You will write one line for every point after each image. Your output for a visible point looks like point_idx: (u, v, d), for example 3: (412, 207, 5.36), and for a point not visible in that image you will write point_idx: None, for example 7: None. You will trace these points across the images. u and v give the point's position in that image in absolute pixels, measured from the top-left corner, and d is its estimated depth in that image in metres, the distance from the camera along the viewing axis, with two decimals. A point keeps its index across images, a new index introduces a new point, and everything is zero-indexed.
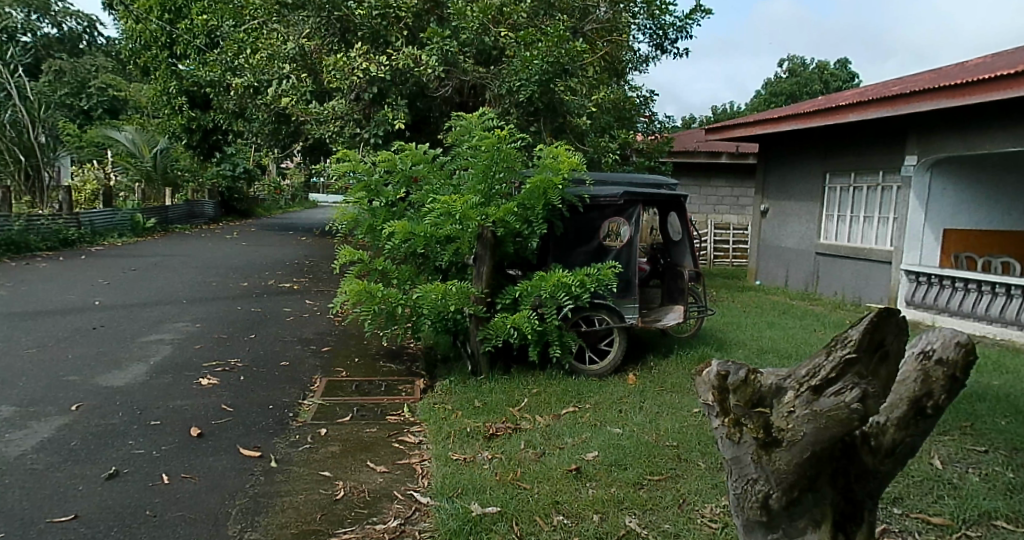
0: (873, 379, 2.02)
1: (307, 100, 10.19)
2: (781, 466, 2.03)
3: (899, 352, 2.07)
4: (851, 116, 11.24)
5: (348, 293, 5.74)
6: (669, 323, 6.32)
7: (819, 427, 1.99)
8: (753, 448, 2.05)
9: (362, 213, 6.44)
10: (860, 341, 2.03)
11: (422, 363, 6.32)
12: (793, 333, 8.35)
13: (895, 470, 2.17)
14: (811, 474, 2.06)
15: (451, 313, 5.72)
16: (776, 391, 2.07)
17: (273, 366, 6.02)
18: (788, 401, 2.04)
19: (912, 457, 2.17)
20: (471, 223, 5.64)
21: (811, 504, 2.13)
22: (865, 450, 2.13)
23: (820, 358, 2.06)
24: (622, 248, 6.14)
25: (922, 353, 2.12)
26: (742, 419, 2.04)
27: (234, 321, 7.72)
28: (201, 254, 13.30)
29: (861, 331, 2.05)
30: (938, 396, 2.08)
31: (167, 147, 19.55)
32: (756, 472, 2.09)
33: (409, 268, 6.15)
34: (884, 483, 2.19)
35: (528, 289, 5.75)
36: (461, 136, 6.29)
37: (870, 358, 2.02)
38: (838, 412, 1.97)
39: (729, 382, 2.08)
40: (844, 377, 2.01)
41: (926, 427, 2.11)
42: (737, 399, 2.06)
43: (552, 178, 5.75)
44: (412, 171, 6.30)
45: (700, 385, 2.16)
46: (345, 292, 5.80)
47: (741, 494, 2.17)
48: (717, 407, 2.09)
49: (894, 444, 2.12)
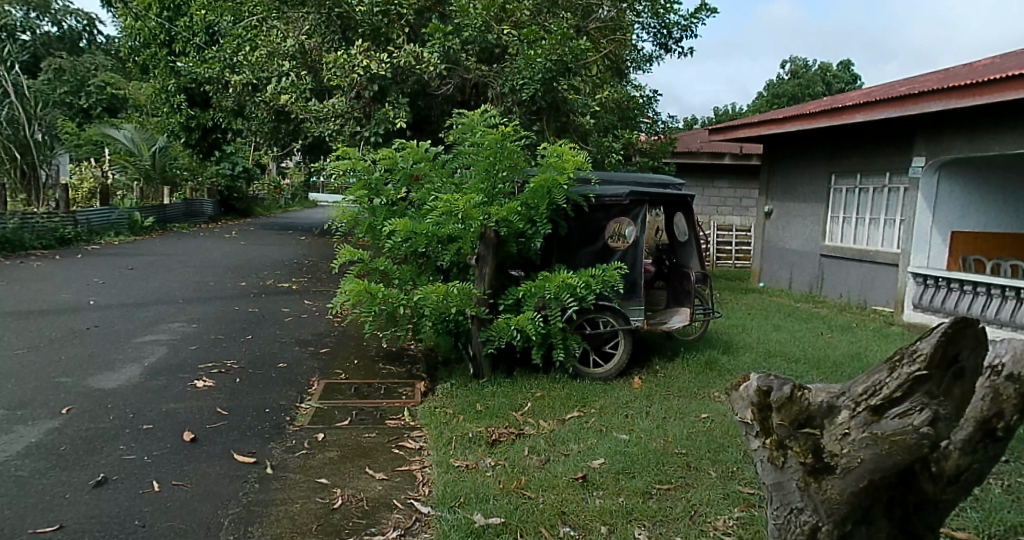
0: (945, 399, 1.90)
1: (306, 98, 10.06)
2: (832, 495, 1.94)
3: (973, 369, 1.96)
4: (857, 116, 11.11)
5: (347, 292, 5.60)
6: (676, 326, 6.18)
7: (880, 453, 1.87)
8: (798, 474, 1.95)
9: (362, 212, 6.30)
10: (931, 356, 1.91)
11: (423, 365, 6.19)
12: (801, 336, 8.21)
13: (957, 499, 2.14)
14: (863, 505, 1.97)
15: (452, 315, 5.59)
16: (828, 412, 1.94)
17: (271, 368, 5.88)
18: (842, 423, 1.91)
19: (970, 477, 2.09)
20: (473, 222, 5.51)
21: (863, 536, 2.05)
22: (926, 477, 2.09)
23: (883, 375, 1.92)
24: (627, 250, 5.97)
25: (992, 369, 2.08)
26: (786, 442, 1.94)
27: (232, 322, 7.59)
28: (199, 254, 13.16)
29: (932, 343, 1.92)
30: (1009, 418, 2.07)
31: (166, 145, 19.41)
32: (802, 502, 2.00)
33: (410, 268, 6.00)
34: (944, 513, 2.15)
35: (531, 290, 5.62)
36: (462, 134, 6.15)
37: (943, 375, 1.90)
38: (903, 436, 1.85)
39: (772, 399, 1.95)
40: (912, 396, 1.87)
41: (993, 452, 2.10)
42: (781, 420, 1.94)
43: (556, 177, 5.60)
44: (413, 169, 6.18)
45: (739, 402, 2.05)
46: (344, 290, 5.67)
47: (783, 524, 2.08)
48: (757, 427, 1.98)
49: (957, 470, 2.10)
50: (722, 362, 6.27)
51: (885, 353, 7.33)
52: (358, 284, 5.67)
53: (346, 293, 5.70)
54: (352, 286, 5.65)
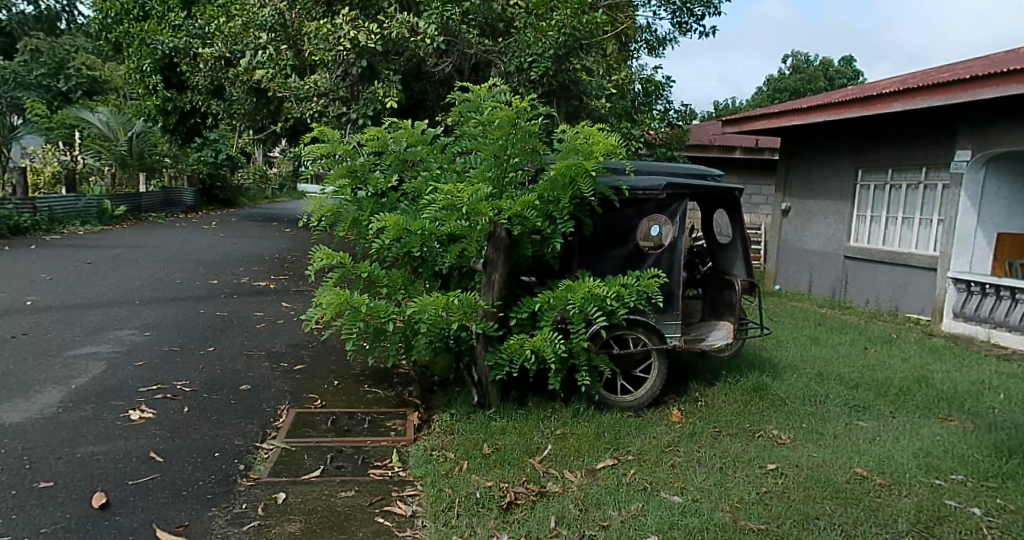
0: None
1: (287, 75, 9.01)
2: None
3: None
4: (895, 106, 10.13)
5: (322, 303, 4.55)
6: (718, 344, 5.23)
7: None
8: None
9: (344, 205, 5.27)
10: None
11: (415, 389, 5.17)
12: (844, 352, 7.22)
13: None
14: None
15: (454, 331, 4.57)
16: None
17: (230, 392, 4.85)
18: None
19: None
20: (480, 218, 4.49)
21: None
22: None
23: None
24: (662, 254, 5.03)
25: None
26: None
27: (193, 328, 6.54)
28: (170, 246, 12.06)
29: None
30: None
31: (145, 130, 18.06)
32: None
33: (402, 273, 4.97)
34: None
35: (550, 303, 4.61)
36: (467, 111, 5.12)
37: None
38: None
39: None
40: None
41: None
42: None
43: (583, 163, 4.55)
44: (406, 153, 5.15)
45: None
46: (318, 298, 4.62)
47: None
48: None
49: None
50: (774, 388, 5.25)
51: (949, 374, 6.34)
52: (338, 292, 4.62)
53: (321, 303, 4.63)
54: (330, 294, 4.61)
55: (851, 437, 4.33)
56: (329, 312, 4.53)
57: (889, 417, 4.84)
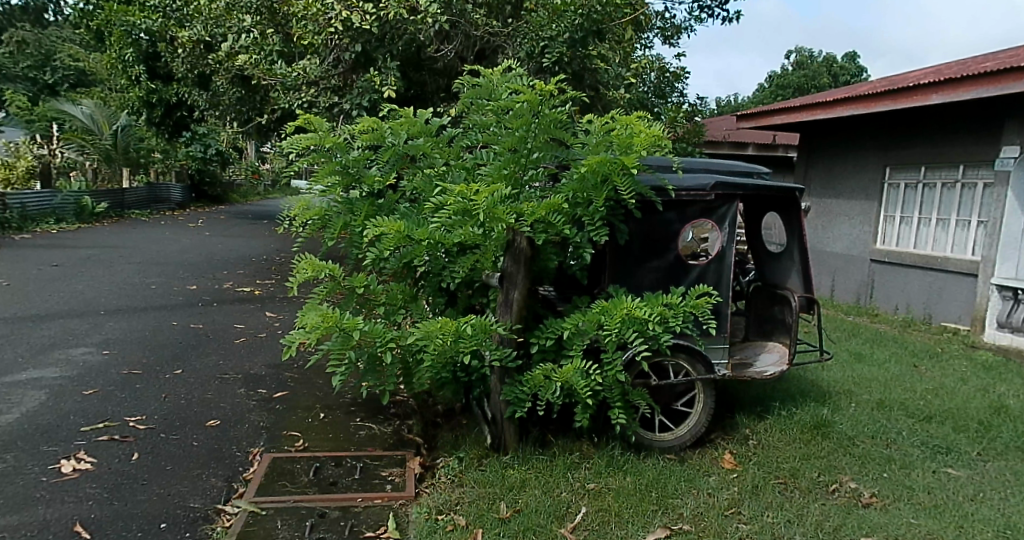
0: None
1: (274, 62, 8.18)
2: None
3: None
4: (935, 98, 9.32)
5: (303, 325, 3.72)
6: (770, 374, 4.47)
7: None
8: None
9: (334, 208, 4.48)
10: None
11: (416, 422, 4.38)
12: (897, 371, 6.44)
13: None
14: None
15: (464, 360, 3.79)
16: None
17: (193, 428, 4.07)
18: None
19: None
20: (496, 223, 3.72)
21: None
22: None
23: None
24: (708, 266, 4.31)
25: None
26: None
27: (162, 343, 5.73)
28: (150, 247, 11.21)
29: None
30: None
31: (130, 124, 17.15)
32: None
33: (401, 290, 4.19)
34: None
35: (580, 327, 3.85)
36: (477, 100, 4.33)
37: None
38: None
39: None
40: None
41: None
42: None
43: (622, 158, 3.80)
44: (406, 147, 4.37)
45: None
46: (298, 318, 3.78)
47: None
48: None
49: None
50: (838, 422, 4.48)
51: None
52: (324, 311, 3.82)
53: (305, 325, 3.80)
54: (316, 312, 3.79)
55: (946, 494, 3.58)
56: (312, 337, 3.68)
57: (980, 461, 4.08)
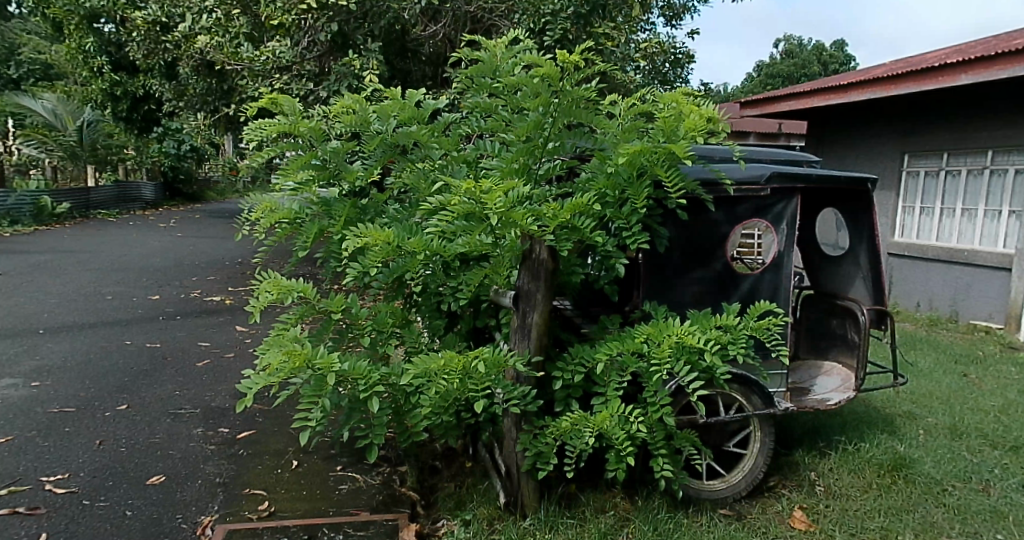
0: None
1: (240, 45, 7.29)
2: None
3: None
4: (963, 77, 8.37)
5: (258, 361, 2.78)
6: (835, 402, 3.70)
7: None
8: None
9: (306, 210, 3.57)
10: None
11: (412, 471, 3.58)
12: (950, 383, 5.74)
13: None
14: None
15: (471, 404, 3.00)
16: None
17: (127, 489, 3.24)
18: None
19: None
20: (509, 228, 2.95)
21: None
22: None
23: None
24: (763, 275, 3.57)
25: None
26: None
27: (108, 368, 4.84)
28: (113, 251, 10.28)
29: None
30: None
31: (96, 119, 16.10)
32: None
33: (391, 312, 3.40)
34: None
35: (617, 357, 3.06)
36: (477, 79, 3.53)
37: None
38: None
39: None
40: None
41: None
42: None
43: (667, 145, 3.08)
44: (396, 135, 3.57)
45: None
46: (260, 351, 2.85)
47: None
48: None
49: None
50: (919, 458, 3.75)
51: None
52: (292, 344, 2.89)
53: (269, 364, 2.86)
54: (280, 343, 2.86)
55: None
56: (275, 378, 2.75)
57: None
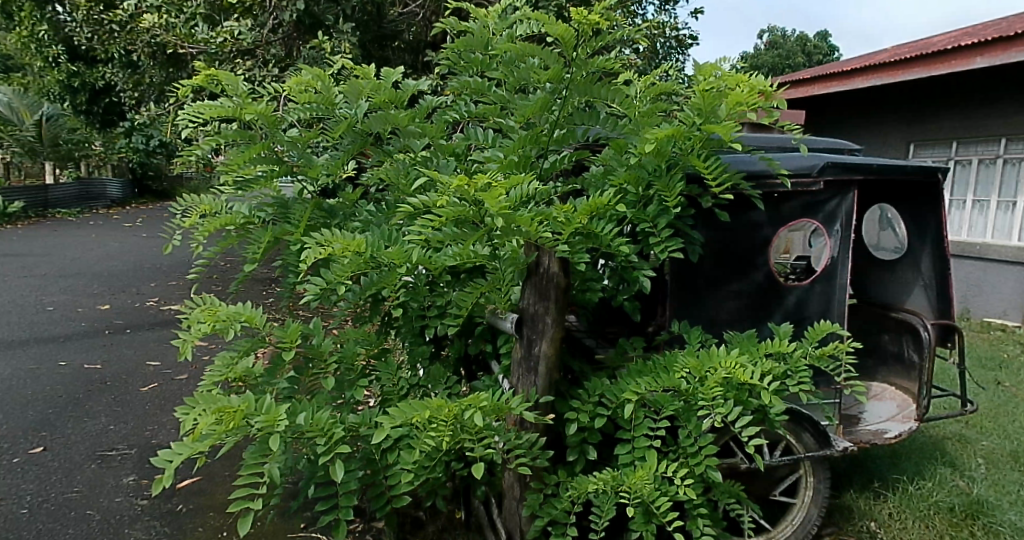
0: None
1: (196, 27, 6.48)
2: None
3: None
4: (977, 60, 6.98)
5: (179, 425, 2.03)
6: (895, 436, 3.08)
7: None
8: None
9: (258, 212, 2.86)
10: None
11: (389, 530, 2.92)
12: (993, 396, 5.17)
13: None
14: None
15: (465, 459, 2.35)
16: None
17: None
18: None
19: None
20: (510, 236, 2.32)
21: None
22: None
23: None
24: (812, 287, 2.96)
25: None
26: None
27: (31, 398, 4.12)
28: (67, 254, 9.49)
29: None
30: None
31: (57, 113, 15.21)
32: None
33: (363, 339, 2.74)
34: None
35: (649, 395, 2.42)
36: (464, 54, 2.88)
37: None
38: None
39: None
40: None
41: None
42: None
43: (704, 128, 2.45)
44: (367, 121, 2.90)
45: None
46: (182, 407, 2.11)
47: None
48: None
49: None
50: (995, 501, 3.14)
51: None
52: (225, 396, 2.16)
53: (194, 424, 2.12)
54: (209, 396, 2.13)
55: None
56: (204, 447, 2.01)
57: None
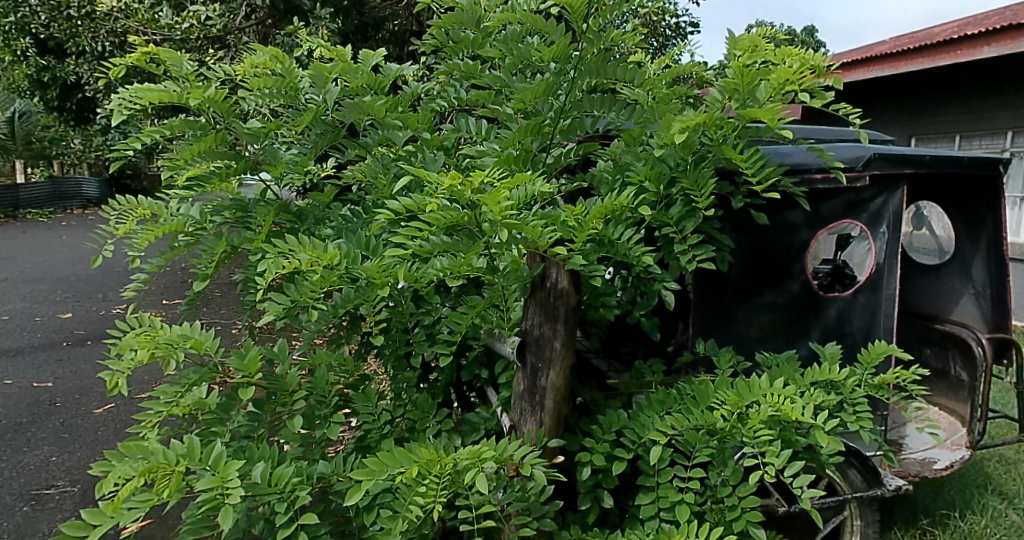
0: None
1: (161, 12, 6.00)
2: None
3: None
4: (986, 50, 6.06)
5: (98, 488, 1.61)
6: (946, 467, 2.70)
7: None
8: None
9: (212, 215, 2.42)
10: None
11: None
12: None
13: None
14: None
15: (459, 515, 1.94)
16: None
17: None
18: None
19: None
20: (511, 245, 1.90)
21: None
22: None
23: None
24: (856, 300, 2.56)
25: None
26: None
27: None
28: (33, 257, 9.00)
29: None
30: None
31: (29, 109, 14.67)
32: None
33: (337, 366, 2.32)
34: None
35: (679, 435, 2.03)
36: (451, 33, 2.47)
37: None
38: None
39: None
40: None
41: None
42: None
43: (740, 113, 2.04)
44: (339, 109, 2.49)
45: None
46: (102, 464, 1.68)
47: None
48: None
49: None
50: None
51: None
52: (161, 446, 1.74)
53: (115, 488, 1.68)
54: (137, 448, 1.72)
55: None
56: (131, 517, 1.63)
57: None
